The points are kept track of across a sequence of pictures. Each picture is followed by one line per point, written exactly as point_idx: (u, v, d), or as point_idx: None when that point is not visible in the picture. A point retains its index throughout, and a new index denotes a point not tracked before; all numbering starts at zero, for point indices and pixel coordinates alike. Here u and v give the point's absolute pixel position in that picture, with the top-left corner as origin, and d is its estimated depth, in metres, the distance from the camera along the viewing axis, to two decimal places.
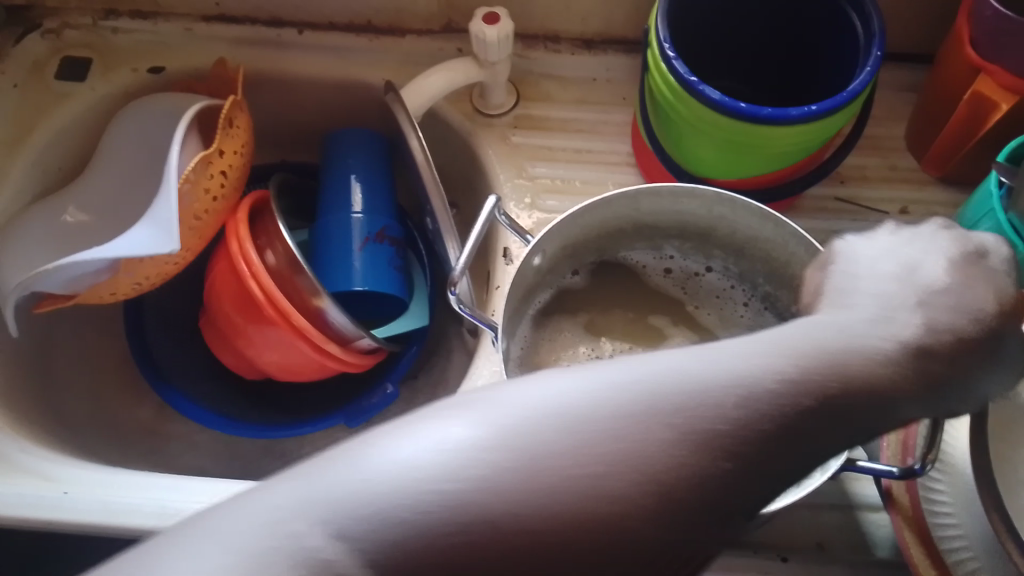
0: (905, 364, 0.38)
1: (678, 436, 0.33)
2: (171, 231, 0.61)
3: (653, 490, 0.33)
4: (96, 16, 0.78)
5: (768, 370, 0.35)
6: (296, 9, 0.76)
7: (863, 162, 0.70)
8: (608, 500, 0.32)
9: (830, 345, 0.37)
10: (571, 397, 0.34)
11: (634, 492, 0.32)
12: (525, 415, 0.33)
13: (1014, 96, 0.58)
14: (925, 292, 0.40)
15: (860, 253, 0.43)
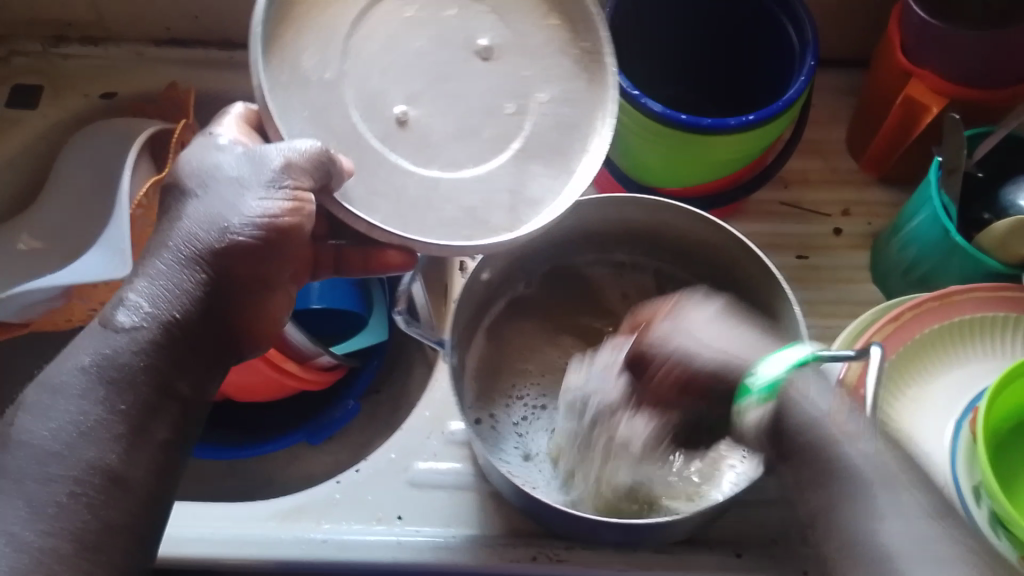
0: (167, 291, 0.43)
1: (134, 373, 0.41)
2: (126, 258, 0.62)
3: (122, 415, 0.40)
4: (45, 42, 0.77)
5: (152, 292, 0.43)
6: (246, 30, 0.76)
7: (804, 165, 0.72)
8: (90, 439, 0.39)
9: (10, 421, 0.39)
10: (78, 358, 0.40)
11: (105, 418, 0.40)
12: (70, 365, 0.40)
13: (944, 100, 0.60)
14: (213, 195, 0.46)
15: (220, 167, 0.47)
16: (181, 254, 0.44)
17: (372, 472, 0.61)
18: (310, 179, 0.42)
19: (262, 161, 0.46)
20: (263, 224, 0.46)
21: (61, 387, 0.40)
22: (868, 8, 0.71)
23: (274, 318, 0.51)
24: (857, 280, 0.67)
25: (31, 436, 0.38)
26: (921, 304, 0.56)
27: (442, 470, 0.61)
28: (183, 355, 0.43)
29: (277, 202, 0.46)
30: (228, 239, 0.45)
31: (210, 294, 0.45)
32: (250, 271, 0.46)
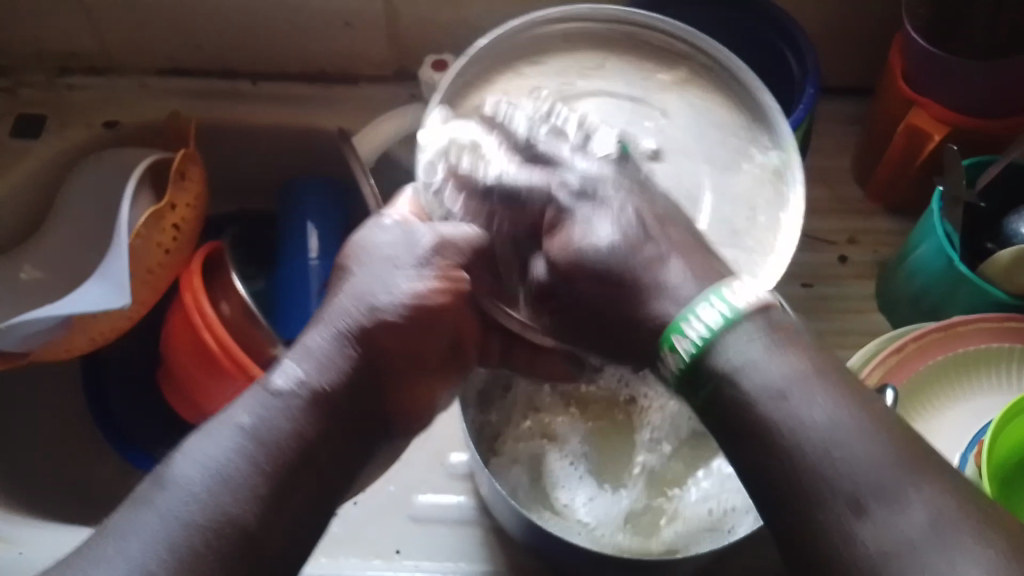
0: (328, 355, 0.44)
1: (280, 439, 0.42)
2: (125, 288, 0.63)
3: (264, 475, 0.41)
4: (50, 74, 0.78)
5: (309, 359, 0.44)
6: (249, 61, 0.77)
7: (809, 193, 0.71)
8: (232, 492, 0.40)
9: (177, 456, 0.41)
10: (236, 417, 0.42)
11: (248, 474, 0.41)
12: (230, 420, 0.42)
13: (947, 128, 0.60)
14: (392, 265, 0.46)
15: (392, 240, 0.47)
16: (335, 329, 0.45)
17: (373, 506, 0.60)
18: (456, 257, 0.46)
19: (418, 239, 0.47)
20: (411, 301, 0.45)
21: (215, 438, 0.41)
22: (869, 37, 0.71)
23: (422, 405, 0.49)
24: (864, 310, 0.66)
25: (183, 477, 0.40)
26: (927, 336, 0.55)
27: (446, 506, 0.60)
28: (330, 428, 0.43)
29: (430, 278, 0.46)
30: (375, 316, 0.45)
31: (360, 371, 0.45)
32: (407, 347, 0.46)
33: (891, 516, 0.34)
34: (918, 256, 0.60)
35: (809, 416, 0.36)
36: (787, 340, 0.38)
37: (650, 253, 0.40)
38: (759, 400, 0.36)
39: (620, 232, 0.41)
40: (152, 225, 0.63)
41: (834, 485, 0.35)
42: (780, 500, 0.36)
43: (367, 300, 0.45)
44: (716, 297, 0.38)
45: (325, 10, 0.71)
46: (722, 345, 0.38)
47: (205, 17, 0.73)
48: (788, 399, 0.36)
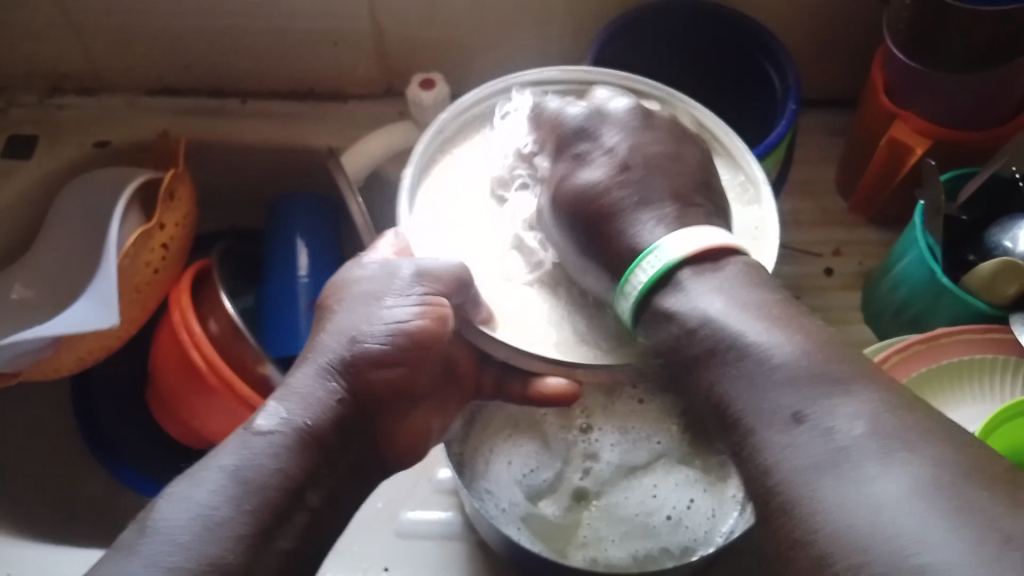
0: (316, 397, 0.45)
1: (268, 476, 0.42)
2: (113, 308, 0.63)
3: (251, 515, 0.41)
4: (41, 94, 0.78)
5: (294, 400, 0.45)
6: (238, 80, 0.77)
7: (794, 206, 0.72)
8: (216, 535, 0.40)
9: (163, 503, 0.41)
10: (221, 460, 0.42)
11: (233, 516, 0.40)
12: (216, 464, 0.42)
13: (928, 141, 0.61)
14: (375, 296, 0.48)
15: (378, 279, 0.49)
16: (320, 368, 0.46)
17: (360, 521, 0.60)
18: (440, 282, 0.47)
19: (398, 275, 0.49)
20: (395, 331, 0.47)
21: (201, 481, 0.42)
22: (852, 51, 0.71)
23: (408, 434, 0.50)
24: (849, 321, 0.67)
25: (168, 525, 0.40)
26: (910, 347, 0.56)
27: (433, 522, 0.60)
28: (317, 465, 0.44)
29: (416, 311, 0.47)
30: (358, 349, 0.46)
31: (347, 407, 0.46)
32: (393, 382, 0.47)
33: (806, 420, 0.36)
34: (901, 268, 0.60)
35: (743, 336, 0.40)
36: (734, 279, 0.42)
37: (619, 200, 0.46)
38: (698, 330, 0.41)
39: (600, 173, 0.47)
40: (140, 244, 0.64)
41: (757, 407, 0.38)
42: (718, 411, 0.40)
43: (351, 331, 0.47)
44: (658, 251, 0.43)
45: (313, 30, 0.72)
46: (667, 289, 0.43)
47: (194, 37, 0.73)
48: (732, 337, 0.40)
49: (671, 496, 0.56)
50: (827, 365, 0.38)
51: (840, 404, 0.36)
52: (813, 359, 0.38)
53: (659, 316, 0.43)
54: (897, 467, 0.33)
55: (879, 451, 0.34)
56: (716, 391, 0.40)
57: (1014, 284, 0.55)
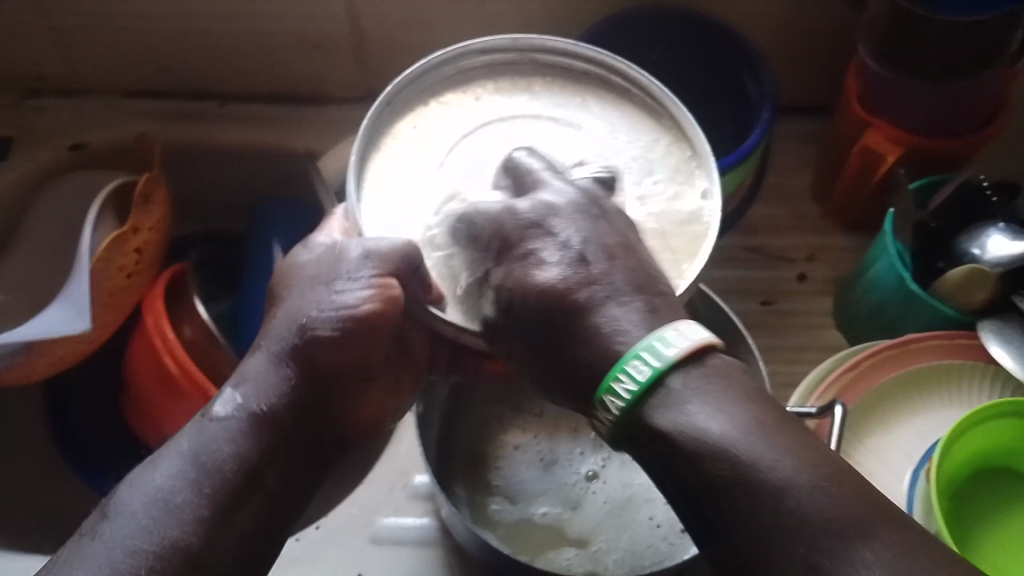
0: (266, 378, 0.47)
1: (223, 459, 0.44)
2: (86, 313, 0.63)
3: (207, 497, 0.43)
4: (18, 96, 0.78)
5: (247, 386, 0.46)
6: (216, 83, 0.77)
7: (770, 212, 0.72)
8: (174, 517, 0.42)
9: (127, 484, 0.44)
10: (181, 444, 0.45)
11: (193, 499, 0.43)
12: (174, 450, 0.45)
13: (900, 148, 0.61)
14: (317, 282, 0.48)
15: (322, 258, 0.49)
16: (274, 353, 0.47)
17: (334, 527, 0.60)
18: (390, 264, 0.45)
19: (344, 257, 0.48)
20: (343, 317, 0.47)
21: (161, 466, 0.44)
22: (828, 57, 0.72)
23: (370, 415, 0.52)
24: (823, 325, 0.67)
25: (129, 508, 0.42)
26: (880, 353, 0.56)
27: (407, 526, 0.60)
28: (272, 446, 0.46)
29: (362, 291, 0.46)
30: (309, 334, 0.47)
31: (302, 390, 0.47)
32: (346, 366, 0.48)
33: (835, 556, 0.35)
34: (872, 275, 0.60)
35: (756, 471, 0.36)
36: (724, 383, 0.39)
37: (587, 294, 0.42)
38: (700, 460, 0.37)
39: (562, 273, 0.43)
40: (113, 249, 0.64)
41: (767, 473, 0.37)
42: (736, 552, 0.37)
43: (306, 314, 0.47)
44: (650, 351, 0.39)
45: (292, 32, 0.72)
46: (655, 398, 0.39)
47: (172, 39, 0.73)
48: (725, 451, 0.37)
49: (681, 509, 0.58)
50: (833, 483, 0.36)
51: (867, 537, 0.35)
52: (782, 451, 0.37)
53: (651, 431, 0.39)
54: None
55: (903, 553, 0.35)
56: (740, 528, 0.36)
57: (983, 289, 0.55)
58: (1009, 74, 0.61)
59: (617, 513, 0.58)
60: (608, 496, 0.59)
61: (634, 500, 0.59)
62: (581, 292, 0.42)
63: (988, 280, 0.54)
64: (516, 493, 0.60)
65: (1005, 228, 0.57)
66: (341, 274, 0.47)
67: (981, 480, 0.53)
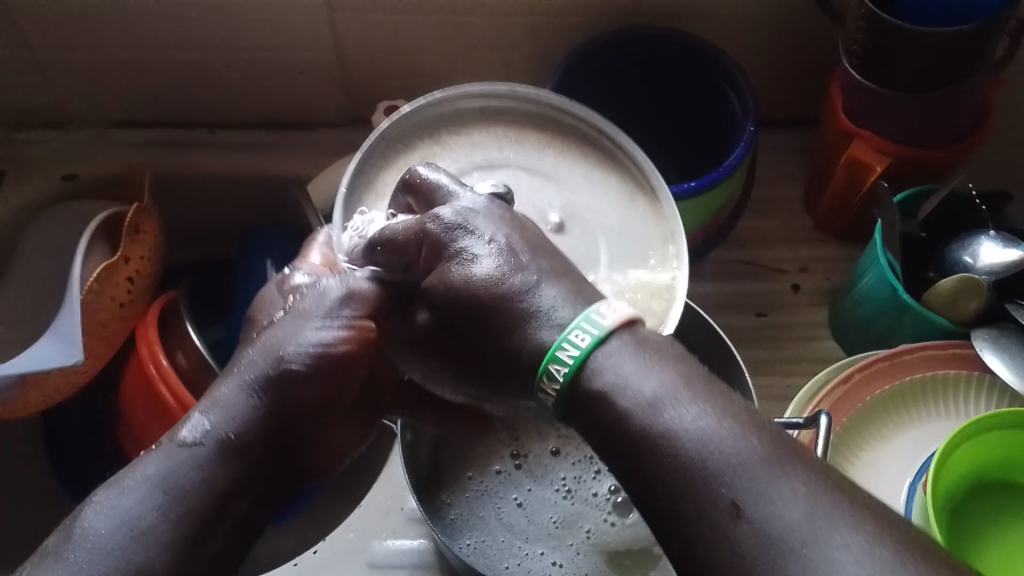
0: (236, 407, 0.46)
1: (190, 487, 0.43)
2: (78, 346, 0.63)
3: (172, 526, 0.42)
4: (7, 130, 0.78)
5: (218, 411, 0.46)
6: (205, 111, 0.77)
7: (760, 224, 0.72)
8: (139, 542, 0.41)
9: (83, 513, 0.42)
10: (146, 469, 0.43)
11: (160, 525, 0.42)
12: (138, 474, 0.43)
13: (887, 159, 0.62)
14: (298, 314, 0.49)
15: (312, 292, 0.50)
16: (243, 380, 0.47)
17: (331, 553, 0.60)
18: (365, 307, 0.49)
19: (327, 295, 0.49)
20: (320, 353, 0.48)
21: (125, 491, 0.42)
22: (813, 69, 0.72)
23: (331, 449, 0.52)
24: (818, 338, 0.67)
25: (91, 534, 0.41)
26: (872, 365, 0.56)
27: (405, 551, 0.60)
28: (242, 473, 0.45)
29: (334, 329, 0.48)
30: (285, 365, 0.47)
31: (274, 420, 0.46)
32: (309, 397, 0.48)
33: (769, 513, 0.33)
34: (864, 286, 0.60)
35: (675, 429, 0.35)
36: (641, 347, 0.39)
37: (520, 279, 0.43)
38: (636, 417, 0.37)
39: (492, 263, 0.43)
40: (103, 280, 0.64)
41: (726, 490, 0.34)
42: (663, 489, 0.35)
43: (293, 344, 0.48)
44: (586, 322, 0.39)
45: (278, 61, 0.72)
46: (594, 363, 0.38)
47: (160, 71, 0.74)
48: (655, 407, 0.36)
49: (538, 560, 0.59)
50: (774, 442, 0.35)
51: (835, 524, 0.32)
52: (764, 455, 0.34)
53: (603, 406, 0.38)
54: (852, 530, 0.32)
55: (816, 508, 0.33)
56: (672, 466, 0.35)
57: (974, 300, 0.55)
58: (995, 80, 0.61)
59: (475, 513, 0.61)
60: (552, 531, 0.60)
61: (518, 536, 0.60)
62: (513, 278, 0.43)
63: (980, 290, 0.54)
64: (483, 495, 0.62)
65: (994, 236, 0.57)
66: (319, 313, 0.49)
67: (985, 490, 0.52)
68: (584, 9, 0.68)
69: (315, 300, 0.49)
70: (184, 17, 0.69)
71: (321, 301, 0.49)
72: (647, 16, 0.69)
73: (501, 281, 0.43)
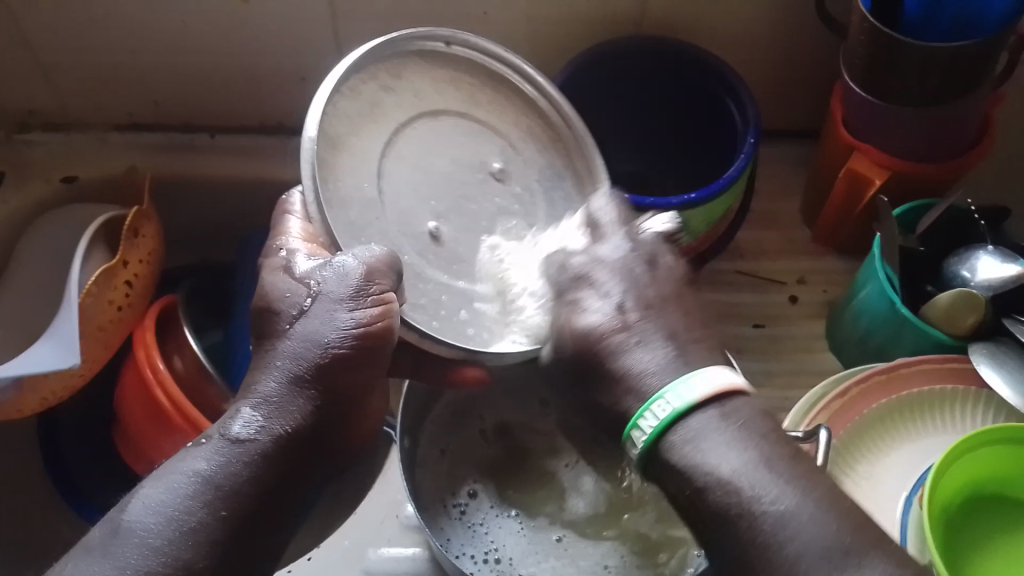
0: (280, 398, 0.44)
1: (240, 480, 0.42)
2: (74, 348, 0.63)
3: (224, 521, 0.41)
4: (9, 130, 0.77)
5: (264, 407, 0.44)
6: (207, 115, 0.77)
7: (760, 236, 0.72)
8: (189, 539, 0.40)
9: (128, 506, 0.41)
10: (193, 463, 0.42)
11: (207, 522, 0.41)
12: (186, 469, 0.42)
13: (888, 172, 0.62)
14: (326, 298, 0.46)
15: (336, 274, 0.46)
16: (287, 375, 0.45)
17: (326, 561, 0.60)
18: (388, 280, 0.46)
19: (350, 274, 0.46)
20: (358, 335, 0.45)
21: (171, 485, 0.41)
22: (815, 81, 0.72)
23: (364, 422, 0.50)
24: (815, 350, 0.67)
25: (139, 529, 0.40)
26: (870, 380, 0.56)
27: (399, 559, 0.60)
28: (288, 470, 0.44)
29: (365, 309, 0.45)
30: (328, 353, 0.45)
31: (323, 412, 0.45)
32: (356, 386, 0.46)
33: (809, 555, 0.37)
34: (862, 299, 0.61)
35: (754, 507, 0.38)
36: (728, 425, 0.40)
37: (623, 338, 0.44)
38: (712, 495, 0.39)
39: (605, 317, 0.45)
40: (103, 284, 0.64)
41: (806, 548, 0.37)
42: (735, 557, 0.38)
43: (322, 332, 0.45)
44: (674, 392, 0.41)
45: (282, 66, 0.73)
46: (673, 436, 0.40)
47: (164, 75, 0.74)
48: (734, 484, 0.38)
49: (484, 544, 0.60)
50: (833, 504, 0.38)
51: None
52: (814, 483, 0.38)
53: (697, 493, 0.39)
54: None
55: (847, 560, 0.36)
56: (742, 548, 0.38)
57: (972, 316, 0.55)
58: (994, 96, 0.61)
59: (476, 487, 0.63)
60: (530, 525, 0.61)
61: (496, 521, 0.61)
62: (619, 335, 0.44)
63: (979, 304, 0.54)
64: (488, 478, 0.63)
65: (993, 251, 0.57)
66: (354, 293, 0.45)
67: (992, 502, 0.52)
68: (588, 19, 0.69)
69: (338, 282, 0.46)
70: (189, 21, 0.69)
71: (345, 282, 0.46)
72: (651, 25, 0.69)
73: (646, 319, 0.45)
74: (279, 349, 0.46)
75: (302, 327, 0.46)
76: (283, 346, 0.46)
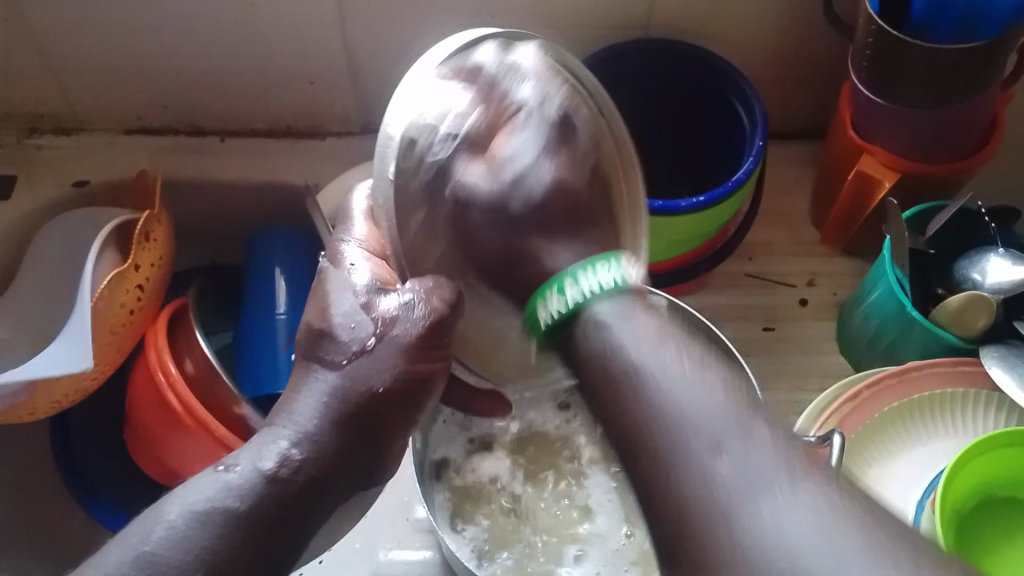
0: (318, 438, 0.43)
1: (263, 511, 0.41)
2: (86, 351, 0.64)
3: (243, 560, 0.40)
4: (19, 134, 0.78)
5: (302, 444, 0.43)
6: (216, 118, 0.78)
7: (769, 237, 0.73)
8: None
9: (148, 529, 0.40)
10: (220, 494, 0.41)
11: (226, 560, 0.40)
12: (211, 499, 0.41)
13: (896, 174, 0.62)
14: (373, 330, 0.45)
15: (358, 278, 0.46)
16: (329, 410, 0.43)
17: (337, 561, 0.60)
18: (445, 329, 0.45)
19: (409, 315, 0.44)
20: (405, 382, 0.44)
21: (195, 514, 0.40)
22: (823, 83, 0.72)
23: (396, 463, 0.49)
24: (825, 352, 0.67)
25: (157, 559, 0.39)
26: (880, 381, 0.56)
27: (409, 561, 0.60)
28: (311, 512, 0.43)
29: (419, 356, 0.44)
30: (373, 396, 0.44)
31: (356, 454, 0.44)
32: (396, 423, 0.45)
33: (735, 450, 0.33)
34: (872, 301, 0.60)
35: (648, 374, 0.36)
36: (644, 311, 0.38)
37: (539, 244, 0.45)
38: (606, 361, 0.37)
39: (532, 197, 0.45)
40: (114, 287, 0.64)
41: (703, 427, 0.33)
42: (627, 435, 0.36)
43: (369, 372, 0.44)
44: (608, 269, 0.41)
45: (291, 69, 0.73)
46: (591, 311, 0.39)
47: (173, 79, 0.74)
48: (633, 360, 0.36)
49: None
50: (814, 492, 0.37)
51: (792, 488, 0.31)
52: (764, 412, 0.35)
53: (590, 365, 0.38)
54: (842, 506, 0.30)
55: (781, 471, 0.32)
56: (636, 422, 0.35)
57: (983, 317, 0.55)
58: (1003, 97, 0.61)
59: None
60: None
61: None
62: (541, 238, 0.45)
63: (989, 305, 0.54)
64: None
65: (1004, 253, 0.57)
66: (404, 333, 0.44)
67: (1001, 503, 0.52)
68: (597, 21, 0.69)
69: (393, 321, 0.44)
70: (198, 25, 0.69)
71: (405, 323, 0.44)
72: (659, 27, 0.69)
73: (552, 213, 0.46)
74: (321, 382, 0.44)
75: (346, 356, 0.44)
76: (324, 379, 0.44)
